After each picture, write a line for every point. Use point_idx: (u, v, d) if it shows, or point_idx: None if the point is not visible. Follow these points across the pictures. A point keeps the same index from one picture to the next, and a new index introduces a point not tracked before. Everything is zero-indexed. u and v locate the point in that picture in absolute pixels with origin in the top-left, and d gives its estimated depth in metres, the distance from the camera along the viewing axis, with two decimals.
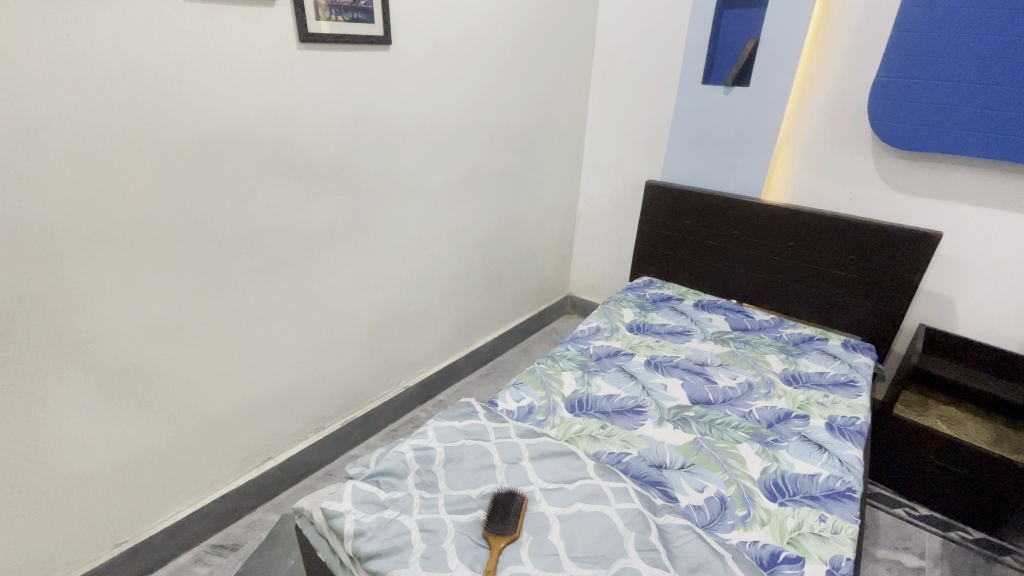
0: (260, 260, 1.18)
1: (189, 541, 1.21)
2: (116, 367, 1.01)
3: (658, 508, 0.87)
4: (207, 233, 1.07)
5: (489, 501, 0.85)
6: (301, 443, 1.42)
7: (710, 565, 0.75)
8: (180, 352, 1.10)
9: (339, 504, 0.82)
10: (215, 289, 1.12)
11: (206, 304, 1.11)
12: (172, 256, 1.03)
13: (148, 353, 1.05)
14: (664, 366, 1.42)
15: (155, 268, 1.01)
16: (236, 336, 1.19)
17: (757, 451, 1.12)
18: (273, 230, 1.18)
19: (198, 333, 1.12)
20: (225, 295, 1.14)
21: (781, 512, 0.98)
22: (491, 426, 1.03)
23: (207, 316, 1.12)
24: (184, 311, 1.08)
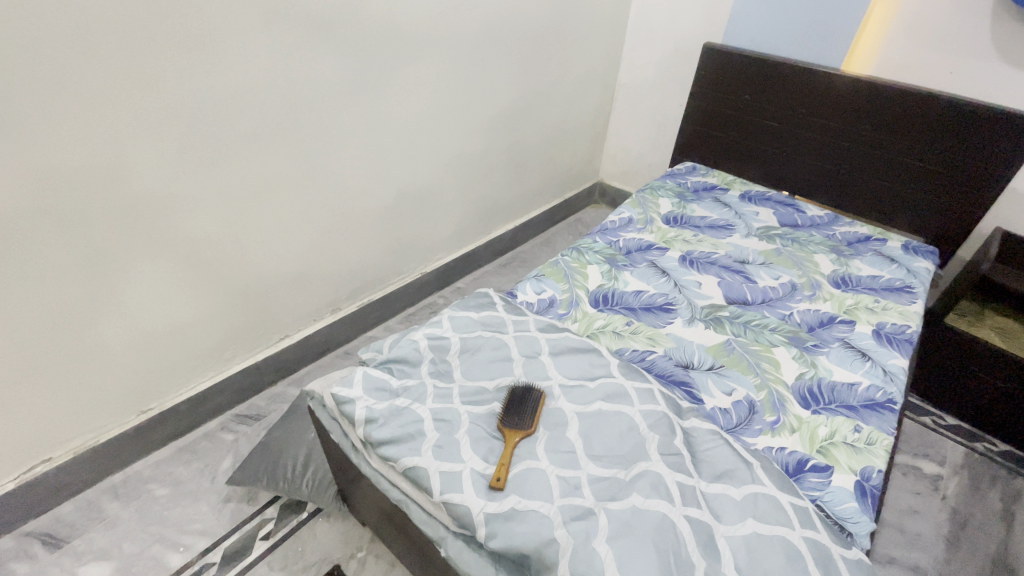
0: (255, 127, 1.03)
1: (214, 410, 1.25)
2: (110, 244, 0.94)
3: (684, 411, 0.82)
4: (189, 92, 0.91)
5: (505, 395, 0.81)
6: (316, 323, 1.41)
7: (737, 473, 0.71)
8: (178, 230, 1.02)
9: (350, 390, 0.79)
10: (207, 160, 0.99)
11: (199, 175, 1.00)
12: (151, 115, 0.89)
13: (143, 230, 0.97)
14: (700, 263, 1.30)
15: (132, 131, 0.88)
16: (236, 213, 1.10)
17: (793, 357, 1.05)
18: (267, 89, 1.02)
19: (194, 208, 1.02)
20: (219, 167, 1.02)
21: (813, 421, 0.92)
22: (510, 318, 0.96)
23: (202, 191, 1.02)
24: (173, 182, 0.97)
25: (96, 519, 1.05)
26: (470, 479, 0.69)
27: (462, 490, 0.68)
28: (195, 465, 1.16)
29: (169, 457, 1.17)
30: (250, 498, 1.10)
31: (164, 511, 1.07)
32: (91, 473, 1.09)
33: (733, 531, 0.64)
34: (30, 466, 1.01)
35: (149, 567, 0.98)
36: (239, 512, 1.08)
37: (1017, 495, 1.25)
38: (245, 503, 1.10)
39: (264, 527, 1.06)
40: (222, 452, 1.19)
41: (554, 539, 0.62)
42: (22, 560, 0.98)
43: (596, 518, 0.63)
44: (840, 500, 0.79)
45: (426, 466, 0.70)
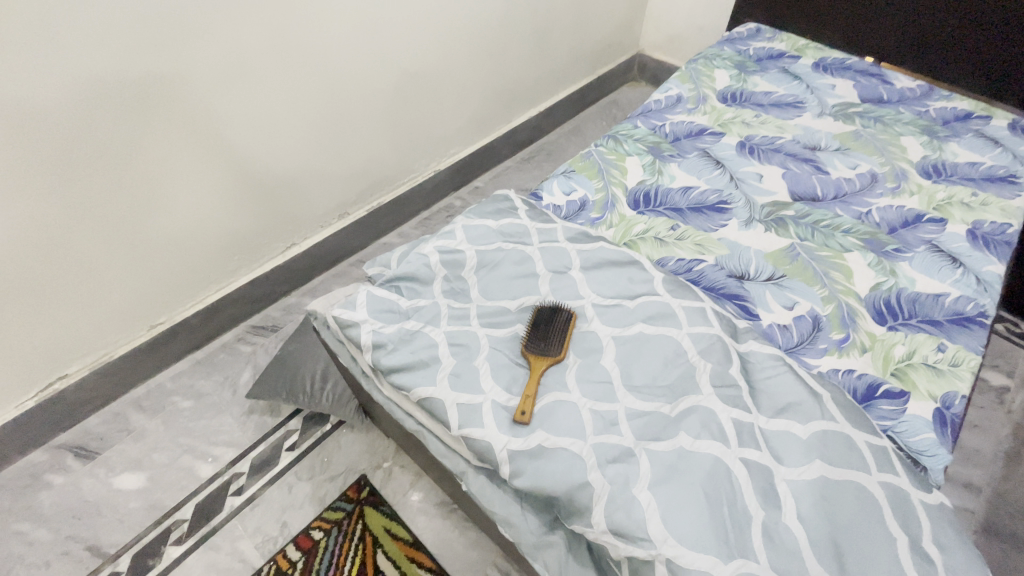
0: None
1: (228, 322, 1.21)
2: (68, 142, 0.82)
3: (741, 333, 0.69)
4: None
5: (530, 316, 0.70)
6: (325, 230, 1.29)
7: (803, 408, 0.60)
8: (145, 124, 0.88)
9: (353, 313, 0.69)
10: (160, 33, 0.83)
11: (154, 54, 0.83)
12: None
13: (103, 125, 0.84)
14: (761, 151, 1.09)
15: None
16: (211, 103, 0.94)
17: (868, 265, 0.89)
18: None
19: (158, 98, 0.87)
20: (176, 42, 0.85)
21: (888, 339, 0.79)
22: (534, 226, 0.81)
23: (162, 74, 0.86)
24: (121, 64, 0.81)
25: (125, 431, 1.06)
26: (491, 413, 0.60)
27: (483, 425, 0.60)
28: (216, 378, 1.15)
29: (189, 370, 1.16)
30: (273, 411, 1.09)
31: (190, 423, 1.08)
32: (113, 388, 1.09)
33: (798, 475, 0.55)
34: (47, 383, 1.00)
35: (180, 477, 1.01)
36: (263, 423, 1.08)
37: None
38: (268, 416, 1.09)
39: (290, 439, 1.06)
40: (241, 364, 1.17)
41: (588, 483, 0.54)
42: (58, 472, 1.01)
43: (637, 460, 0.54)
44: (914, 431, 0.69)
45: (442, 398, 0.62)
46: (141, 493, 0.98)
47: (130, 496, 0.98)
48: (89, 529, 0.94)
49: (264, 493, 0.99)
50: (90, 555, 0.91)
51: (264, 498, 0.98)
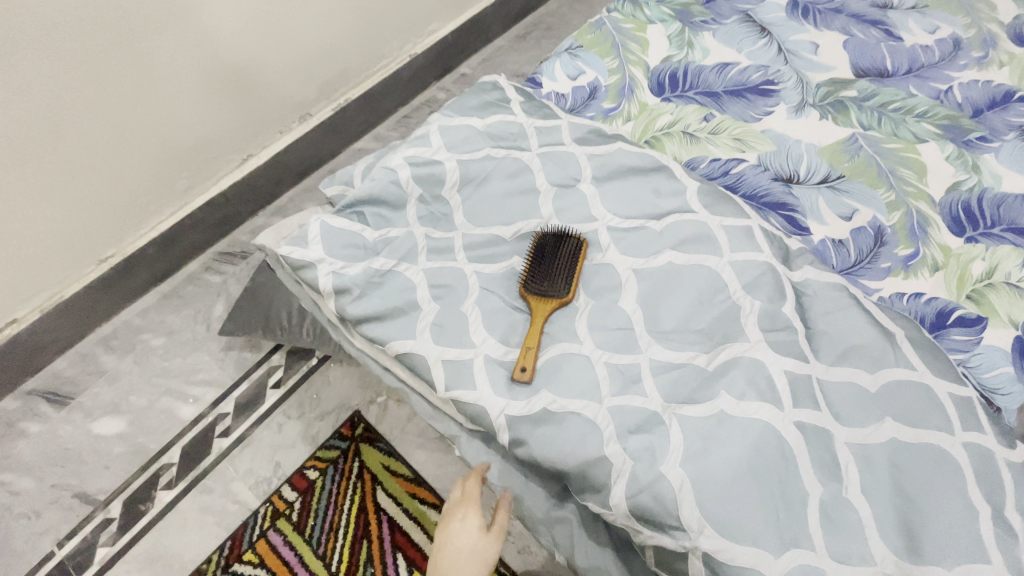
0: None
1: (190, 251, 1.06)
2: None
3: (795, 258, 0.55)
4: None
5: (529, 246, 0.56)
6: (287, 136, 1.07)
7: (874, 353, 0.48)
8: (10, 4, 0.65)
9: (306, 251, 0.55)
10: None
11: None
12: None
13: None
14: (817, 12, 0.85)
15: None
16: None
17: (946, 159, 0.71)
18: None
19: None
20: None
21: (965, 253, 0.65)
22: (532, 124, 0.63)
23: None
24: None
25: (96, 374, 0.99)
26: (485, 373, 0.49)
27: (475, 387, 0.49)
28: (186, 311, 1.04)
29: (157, 304, 1.05)
30: (253, 346, 1.00)
31: (165, 362, 1.00)
32: (72, 329, 0.98)
33: (863, 438, 0.44)
34: None
35: (162, 420, 0.95)
36: (244, 360, 0.99)
37: None
38: (248, 352, 0.99)
39: (274, 375, 0.97)
40: (212, 296, 1.05)
41: (605, 457, 0.44)
42: (33, 419, 0.95)
43: (666, 428, 0.44)
44: (988, 365, 0.58)
45: (424, 355, 0.50)
46: (124, 437, 0.93)
47: (113, 441, 0.93)
48: (76, 475, 0.91)
49: (253, 433, 0.93)
50: (81, 501, 0.89)
51: (254, 439, 0.92)
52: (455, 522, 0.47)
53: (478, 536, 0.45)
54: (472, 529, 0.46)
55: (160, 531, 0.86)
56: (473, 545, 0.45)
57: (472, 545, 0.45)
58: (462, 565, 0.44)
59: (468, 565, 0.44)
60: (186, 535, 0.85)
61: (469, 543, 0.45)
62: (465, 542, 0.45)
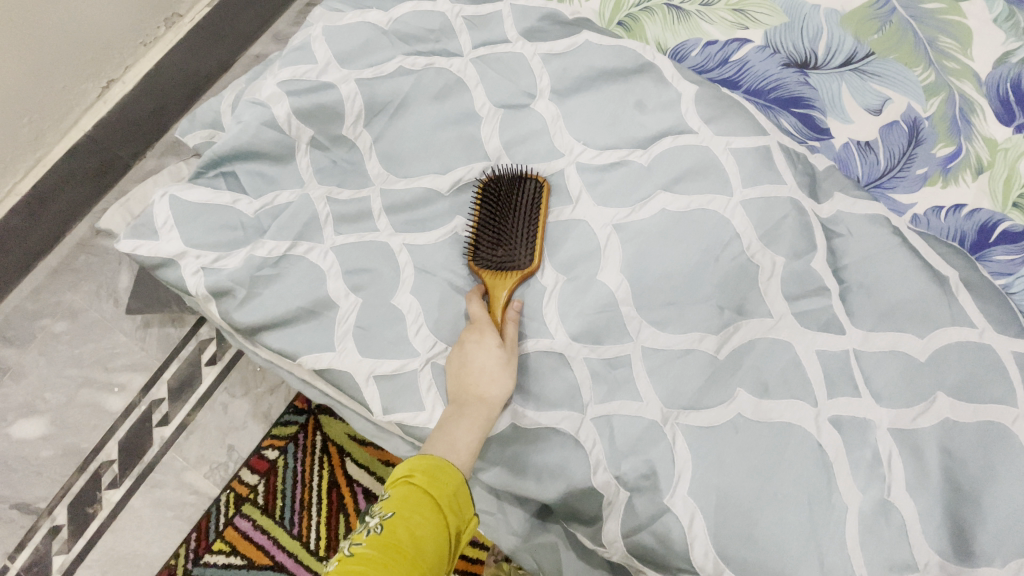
0: None
1: (70, 211, 0.84)
2: None
3: (823, 183, 0.42)
4: None
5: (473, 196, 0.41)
6: (156, 48, 0.80)
7: (926, 308, 0.37)
8: None
9: (158, 245, 0.39)
10: None
11: None
12: None
13: None
14: None
15: None
16: None
17: (993, 22, 0.53)
18: None
19: None
20: None
21: (1015, 147, 0.50)
22: (460, 14, 0.44)
23: None
24: None
25: None
26: (430, 387, 0.38)
27: (420, 408, 0.37)
28: (86, 287, 0.86)
29: (49, 282, 0.86)
30: (175, 320, 0.85)
31: (75, 349, 0.84)
32: None
33: (909, 422, 0.36)
34: None
35: (88, 415, 0.82)
36: (168, 337, 0.85)
37: None
38: (171, 327, 0.85)
39: (207, 351, 0.84)
40: (113, 265, 0.86)
41: (594, 489, 0.34)
42: None
43: (670, 446, 0.34)
44: None
45: (348, 371, 0.38)
46: (50, 439, 0.81)
47: (38, 445, 0.81)
48: (7, 486, 0.80)
49: (196, 418, 0.82)
50: (20, 513, 0.79)
51: (198, 424, 0.81)
52: (467, 343, 0.36)
53: (500, 349, 0.35)
54: (490, 345, 0.35)
55: (116, 533, 0.78)
56: (495, 361, 0.35)
57: (495, 361, 0.35)
58: (486, 386, 0.34)
59: (493, 382, 0.35)
60: (145, 533, 0.78)
61: (489, 360, 0.35)
62: (485, 361, 0.35)
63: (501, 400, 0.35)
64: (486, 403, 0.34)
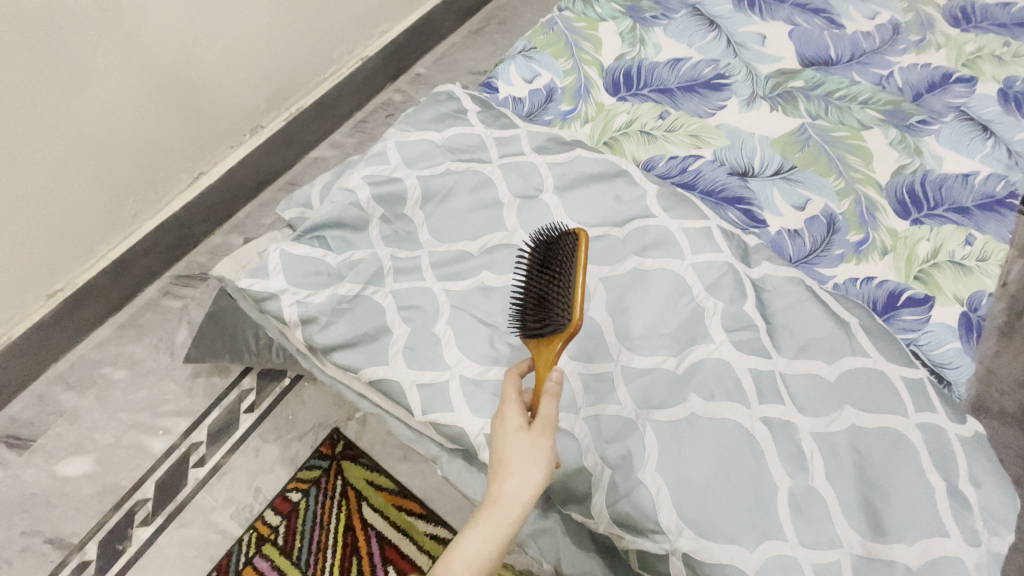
0: None
1: (146, 275, 1.01)
2: None
3: (754, 254, 0.57)
4: None
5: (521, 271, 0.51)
6: (239, 150, 1.02)
7: (830, 342, 0.50)
8: None
9: (267, 282, 0.54)
10: None
11: None
12: None
13: None
14: (764, 3, 0.86)
15: None
16: None
17: (890, 144, 0.74)
18: None
19: None
20: None
21: (911, 236, 0.67)
22: (491, 135, 0.63)
23: None
24: None
25: (55, 414, 0.92)
26: (461, 394, 0.49)
27: (452, 409, 0.49)
28: (147, 340, 0.99)
29: (115, 335, 0.99)
30: (221, 371, 0.96)
31: (129, 395, 0.94)
32: (25, 368, 0.92)
33: (825, 427, 0.47)
34: None
35: (131, 455, 0.90)
36: (213, 387, 0.96)
37: None
38: (217, 377, 0.96)
39: (246, 400, 0.94)
40: (174, 322, 1.00)
41: (585, 468, 0.45)
42: None
43: (641, 434, 0.45)
44: (938, 341, 0.61)
45: (398, 380, 0.51)
46: (92, 477, 0.88)
47: (80, 482, 0.88)
48: (45, 520, 0.85)
49: (229, 461, 0.90)
50: (53, 548, 0.84)
51: (231, 466, 0.89)
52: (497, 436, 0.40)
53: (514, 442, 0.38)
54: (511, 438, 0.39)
55: (140, 570, 0.82)
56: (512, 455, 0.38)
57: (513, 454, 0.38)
58: (501, 483, 0.37)
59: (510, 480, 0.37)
60: (168, 571, 0.82)
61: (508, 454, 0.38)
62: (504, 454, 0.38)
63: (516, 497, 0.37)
64: (500, 501, 0.37)
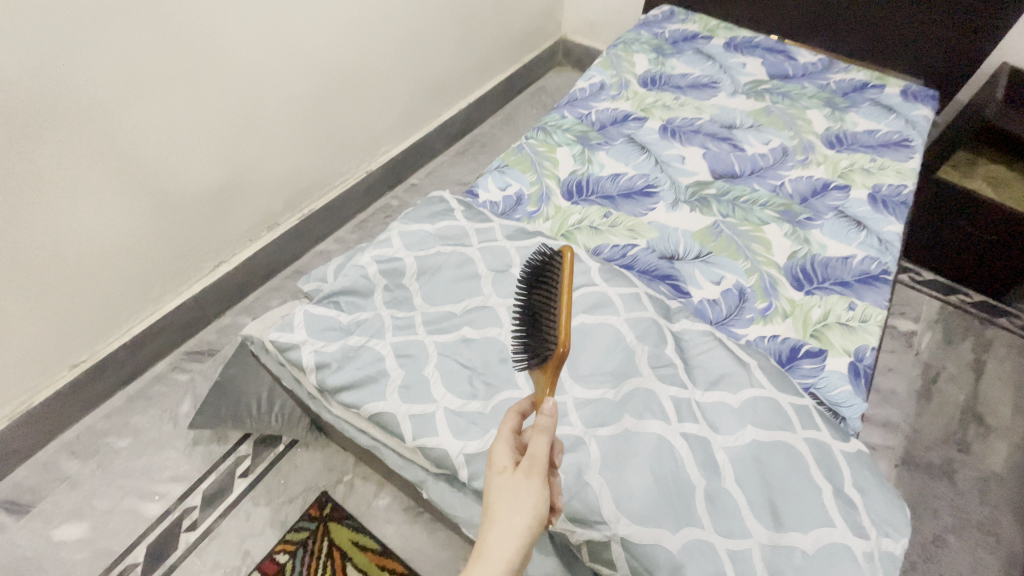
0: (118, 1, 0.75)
1: (160, 350, 1.12)
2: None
3: (675, 313, 0.73)
4: None
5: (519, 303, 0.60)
6: (256, 243, 1.20)
7: (734, 377, 0.65)
8: (51, 155, 0.78)
9: (291, 335, 0.68)
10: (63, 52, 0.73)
11: (55, 81, 0.74)
12: None
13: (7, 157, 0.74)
14: (682, 133, 1.12)
15: None
16: (126, 123, 0.84)
17: (785, 235, 0.94)
18: None
19: (63, 124, 0.77)
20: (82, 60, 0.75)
21: (805, 303, 0.85)
22: (472, 226, 0.82)
23: (65, 100, 0.76)
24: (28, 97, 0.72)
25: (56, 481, 0.97)
26: (445, 421, 0.61)
27: (437, 434, 0.61)
28: (153, 411, 1.06)
29: (123, 406, 1.07)
30: (220, 438, 1.04)
31: (129, 463, 1.00)
32: (35, 436, 0.98)
33: (733, 442, 0.60)
34: None
35: (125, 520, 0.93)
36: (211, 453, 1.02)
37: (988, 343, 1.28)
38: (215, 444, 1.03)
39: (242, 465, 1.01)
40: (179, 395, 1.09)
41: None
42: None
43: (587, 446, 0.57)
44: (832, 385, 0.76)
45: (394, 412, 0.62)
46: (85, 543, 0.91)
47: (73, 547, 0.90)
48: None
49: (220, 524, 0.94)
50: None
51: (222, 529, 0.93)
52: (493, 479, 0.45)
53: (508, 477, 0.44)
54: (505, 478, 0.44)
55: None
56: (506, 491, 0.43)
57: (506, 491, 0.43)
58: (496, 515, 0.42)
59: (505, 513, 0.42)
60: None
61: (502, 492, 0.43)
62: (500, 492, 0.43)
63: (509, 528, 0.41)
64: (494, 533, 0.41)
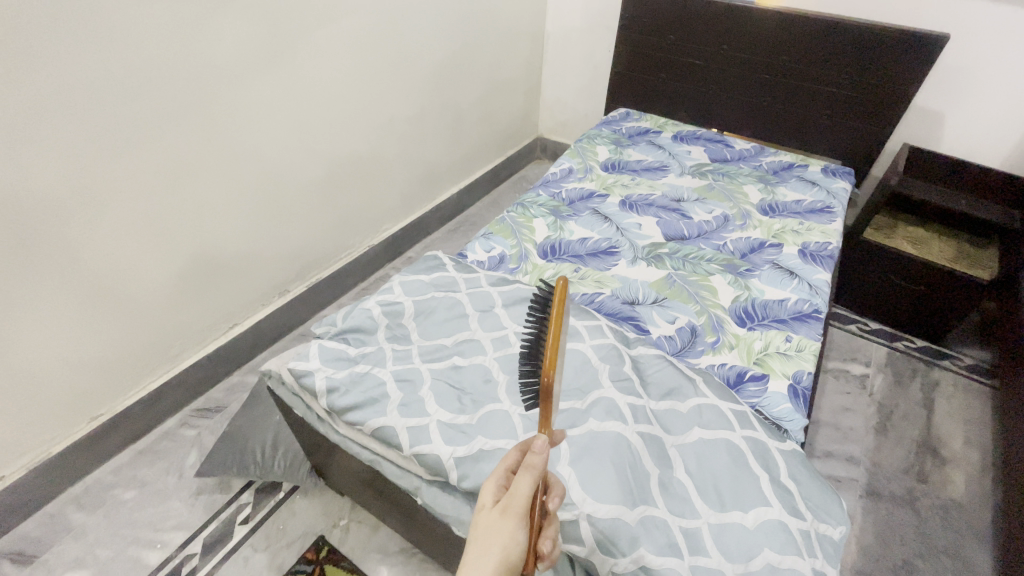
0: (182, 113, 0.97)
1: (172, 406, 1.20)
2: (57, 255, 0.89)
3: (633, 341, 0.87)
4: (99, 88, 0.84)
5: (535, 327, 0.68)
6: (267, 308, 1.34)
7: (681, 390, 0.78)
8: (114, 229, 0.95)
9: (306, 363, 0.79)
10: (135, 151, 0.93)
11: (126, 173, 0.93)
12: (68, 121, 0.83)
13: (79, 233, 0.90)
14: (639, 206, 1.33)
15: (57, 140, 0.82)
16: (173, 204, 1.02)
17: (728, 283, 1.11)
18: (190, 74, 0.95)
19: (126, 206, 0.95)
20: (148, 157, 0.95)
21: (748, 337, 0.99)
22: (461, 277, 0.97)
23: (132, 186, 0.95)
24: (104, 185, 0.91)
25: (62, 531, 1.01)
26: (438, 429, 0.71)
27: (431, 440, 0.70)
28: (160, 464, 1.13)
29: (132, 460, 1.13)
30: (222, 487, 1.09)
31: (134, 513, 1.05)
32: (48, 488, 1.04)
33: (681, 440, 0.71)
34: None
35: (127, 568, 0.97)
36: (213, 502, 1.07)
37: (935, 383, 1.40)
38: (218, 493, 1.08)
39: (242, 512, 1.06)
40: (186, 448, 1.16)
41: None
42: None
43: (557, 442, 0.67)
44: (774, 402, 0.88)
45: (393, 425, 0.73)
46: None
47: None
48: None
49: (219, 570, 0.97)
50: None
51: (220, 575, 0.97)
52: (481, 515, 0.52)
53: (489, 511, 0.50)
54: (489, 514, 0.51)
55: None
56: (486, 524, 0.50)
57: (486, 523, 0.50)
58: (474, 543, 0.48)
59: (481, 542, 0.48)
60: None
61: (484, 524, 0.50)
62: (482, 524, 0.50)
63: (482, 554, 0.47)
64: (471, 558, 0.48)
